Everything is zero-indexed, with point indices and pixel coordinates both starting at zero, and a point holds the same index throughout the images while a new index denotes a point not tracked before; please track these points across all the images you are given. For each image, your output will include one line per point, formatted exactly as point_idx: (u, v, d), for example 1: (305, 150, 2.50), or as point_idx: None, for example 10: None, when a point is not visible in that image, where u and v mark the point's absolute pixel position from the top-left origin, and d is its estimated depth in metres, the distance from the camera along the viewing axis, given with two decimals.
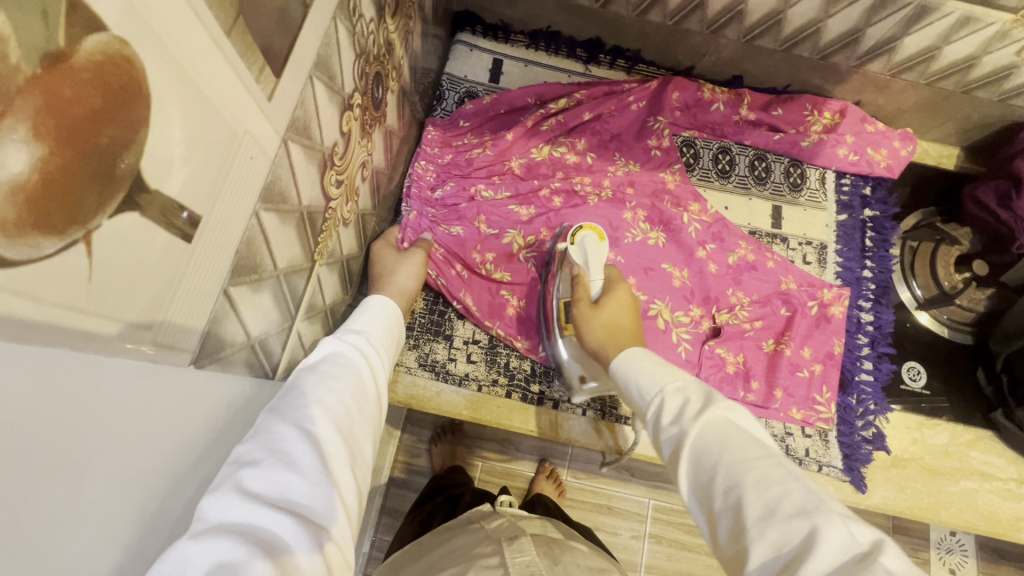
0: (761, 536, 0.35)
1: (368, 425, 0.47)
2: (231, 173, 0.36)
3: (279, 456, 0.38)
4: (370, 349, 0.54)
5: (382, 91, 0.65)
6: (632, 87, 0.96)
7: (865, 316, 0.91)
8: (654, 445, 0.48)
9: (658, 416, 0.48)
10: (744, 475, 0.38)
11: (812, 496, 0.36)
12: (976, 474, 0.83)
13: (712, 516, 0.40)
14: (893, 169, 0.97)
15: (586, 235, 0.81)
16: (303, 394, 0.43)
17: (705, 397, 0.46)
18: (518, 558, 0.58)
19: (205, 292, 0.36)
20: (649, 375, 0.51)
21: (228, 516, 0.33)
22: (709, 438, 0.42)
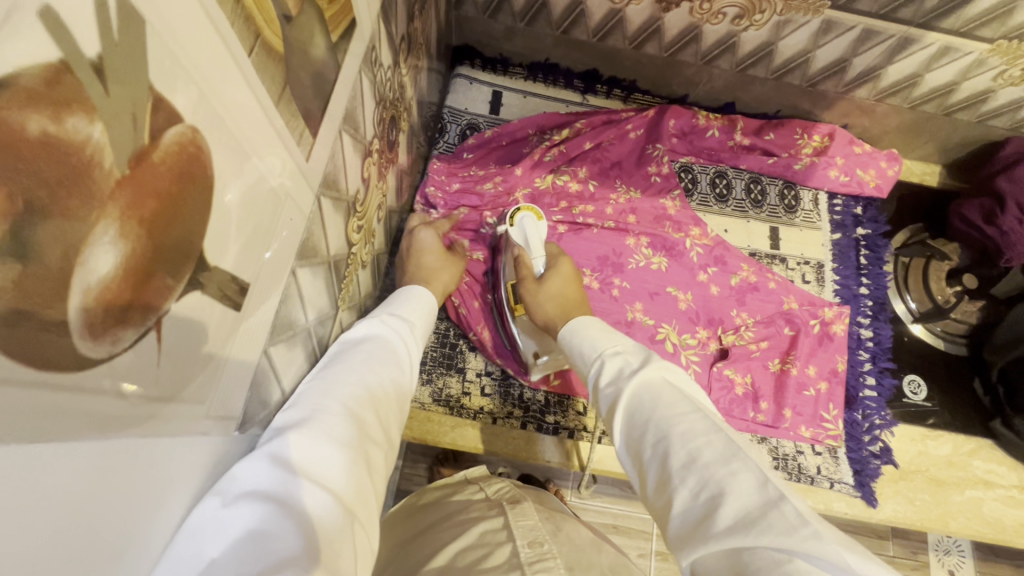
0: (682, 484, 0.38)
1: (393, 413, 0.49)
2: (276, 236, 0.36)
3: (314, 429, 0.40)
4: (405, 342, 0.57)
5: (395, 133, 0.66)
6: (630, 116, 0.99)
7: (866, 332, 0.94)
8: (595, 404, 0.53)
9: (598, 378, 0.54)
10: (670, 428, 0.42)
11: (730, 443, 0.39)
12: (980, 482, 0.86)
13: (648, 475, 0.42)
14: (881, 189, 1.01)
15: (524, 215, 0.83)
16: (339, 375, 0.47)
17: (642, 361, 0.52)
18: (522, 522, 0.61)
19: (250, 358, 0.36)
20: (593, 345, 0.58)
21: (266, 480, 0.35)
22: (644, 400, 0.47)
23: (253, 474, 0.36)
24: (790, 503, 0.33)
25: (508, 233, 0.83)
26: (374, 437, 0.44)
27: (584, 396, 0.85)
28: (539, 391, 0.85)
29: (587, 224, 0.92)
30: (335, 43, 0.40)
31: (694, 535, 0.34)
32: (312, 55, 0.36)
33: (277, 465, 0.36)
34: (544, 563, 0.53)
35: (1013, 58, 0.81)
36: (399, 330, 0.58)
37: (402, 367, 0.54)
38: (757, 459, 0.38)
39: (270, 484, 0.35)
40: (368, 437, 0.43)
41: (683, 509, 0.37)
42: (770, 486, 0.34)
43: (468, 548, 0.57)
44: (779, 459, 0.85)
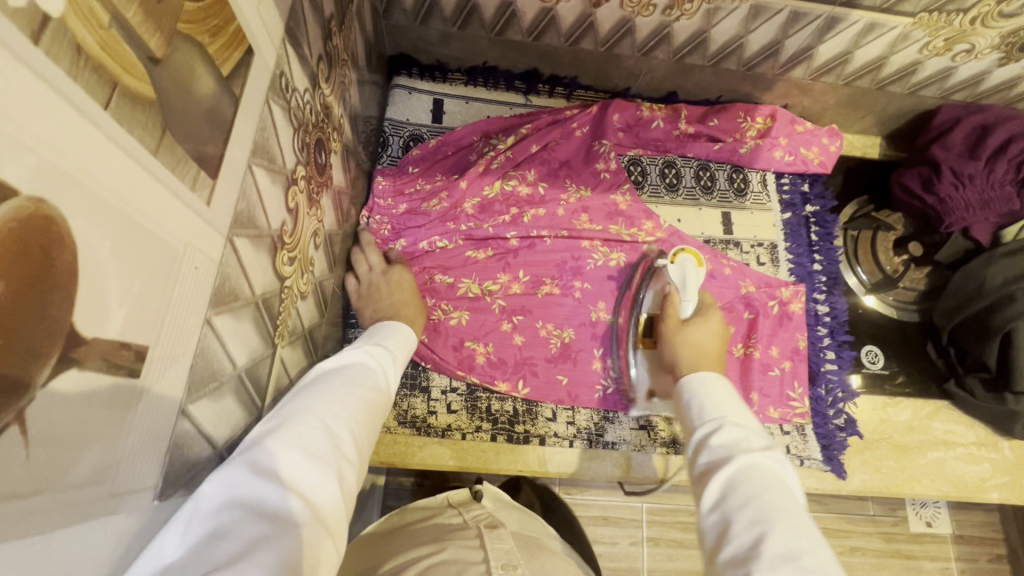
0: (771, 569, 0.40)
1: (372, 434, 0.50)
2: (177, 290, 0.34)
3: (296, 438, 0.41)
4: (390, 368, 0.58)
5: (325, 156, 0.63)
6: (574, 114, 0.98)
7: (822, 307, 0.95)
8: (693, 454, 0.55)
9: (709, 436, 0.55)
10: (774, 518, 0.44)
11: (833, 564, 0.41)
12: (941, 443, 0.90)
13: (729, 545, 0.44)
14: (826, 165, 1.02)
15: (684, 258, 0.90)
16: (323, 388, 0.48)
17: (764, 447, 0.52)
18: (497, 546, 0.58)
19: (160, 423, 0.34)
20: (718, 405, 0.59)
21: (240, 489, 0.36)
22: (754, 474, 0.49)
23: (231, 479, 0.36)
24: None
25: (666, 267, 0.90)
26: (352, 453, 0.44)
27: (553, 401, 0.84)
28: (507, 401, 0.84)
29: (540, 231, 0.90)
30: (228, 77, 0.38)
31: None
32: (198, 93, 0.34)
33: (257, 472, 0.37)
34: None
35: (935, 30, 0.83)
36: (384, 353, 0.59)
37: (385, 392, 0.55)
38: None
39: (247, 491, 0.36)
40: (345, 453, 0.44)
41: None
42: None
43: (440, 564, 0.53)
44: None
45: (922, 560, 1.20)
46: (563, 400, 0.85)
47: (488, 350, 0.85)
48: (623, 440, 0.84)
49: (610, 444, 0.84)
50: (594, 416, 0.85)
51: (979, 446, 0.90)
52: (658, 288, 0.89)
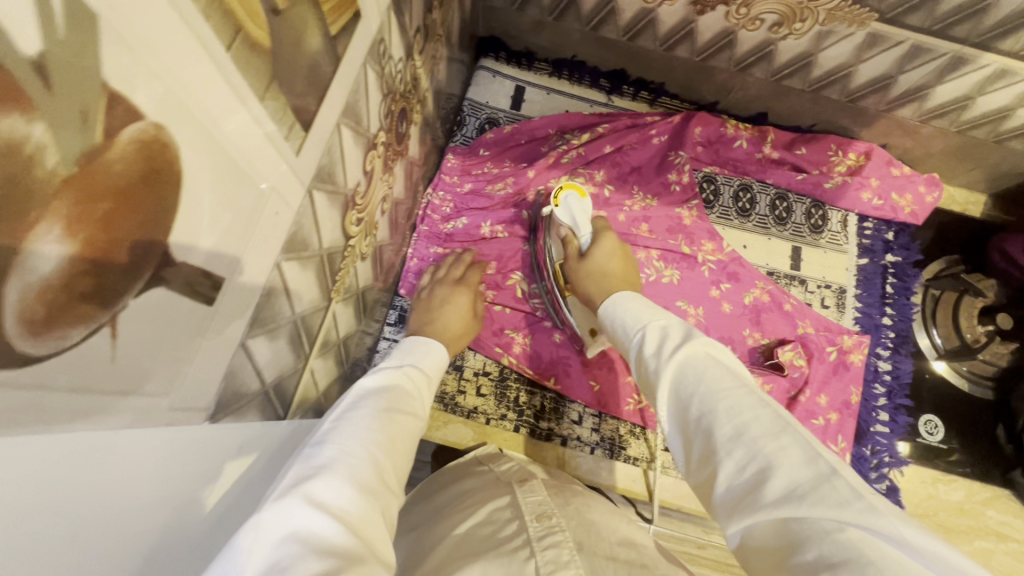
0: (730, 456, 0.37)
1: (406, 463, 0.50)
2: (257, 229, 0.36)
3: (344, 472, 0.41)
4: (420, 393, 0.59)
5: (406, 125, 0.65)
6: (655, 120, 0.95)
7: (884, 364, 0.88)
8: (638, 377, 0.50)
9: (641, 349, 0.50)
10: (717, 403, 0.40)
11: (778, 419, 0.37)
12: (993, 534, 0.83)
13: (691, 446, 0.41)
14: (918, 215, 0.95)
15: (566, 195, 0.78)
16: (359, 420, 0.48)
17: (686, 336, 0.47)
18: (531, 500, 0.55)
19: (221, 352, 0.36)
20: (636, 316, 0.54)
21: (296, 521, 0.35)
22: (688, 374, 0.43)
23: (282, 511, 0.35)
24: (841, 477, 0.33)
25: (552, 213, 0.79)
26: (393, 488, 0.44)
27: (583, 403, 0.84)
28: (536, 395, 0.84)
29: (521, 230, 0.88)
30: (335, 37, 0.39)
31: (743, 506, 0.35)
32: (307, 48, 0.35)
33: (310, 504, 0.36)
34: (552, 537, 0.46)
35: None
36: (412, 379, 0.60)
37: (417, 419, 0.56)
38: (806, 435, 0.36)
39: (303, 521, 0.35)
40: (388, 488, 0.44)
41: (733, 482, 0.36)
42: (821, 461, 0.33)
43: (474, 529, 0.51)
44: None
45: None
46: (592, 405, 0.84)
47: (525, 342, 0.85)
48: (645, 457, 0.83)
49: (631, 459, 0.82)
50: (620, 428, 0.84)
51: None
52: (556, 235, 0.80)
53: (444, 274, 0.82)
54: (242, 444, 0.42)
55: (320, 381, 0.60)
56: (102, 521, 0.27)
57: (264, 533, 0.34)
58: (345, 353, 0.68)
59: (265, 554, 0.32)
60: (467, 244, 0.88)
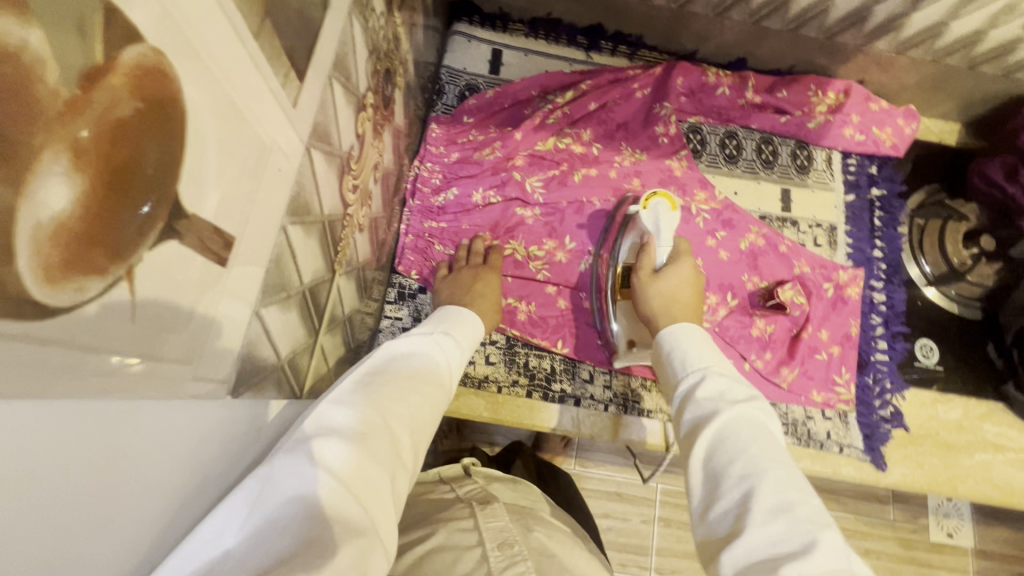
0: (764, 523, 0.41)
1: (433, 431, 0.48)
2: (261, 186, 0.33)
3: (355, 435, 0.39)
4: (451, 361, 0.56)
5: (391, 88, 0.62)
6: (637, 74, 0.94)
7: (878, 295, 0.90)
8: (679, 409, 0.55)
9: (695, 388, 0.55)
10: (766, 471, 0.44)
11: (820, 510, 0.42)
12: (990, 446, 0.87)
13: (717, 499, 0.45)
14: (899, 147, 0.96)
15: (657, 202, 0.79)
16: (386, 379, 0.45)
17: (749, 396, 0.52)
18: (492, 524, 0.56)
19: (238, 322, 0.34)
20: (698, 355, 0.59)
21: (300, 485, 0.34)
22: (741, 430, 0.48)
23: (290, 466, 0.35)
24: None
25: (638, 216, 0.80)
26: (408, 458, 0.42)
27: (592, 362, 0.84)
28: (546, 358, 0.84)
29: (518, 195, 0.86)
30: None
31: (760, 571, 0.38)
32: None
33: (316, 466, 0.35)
34: (517, 568, 0.50)
35: None
36: (448, 346, 0.58)
37: (445, 386, 0.52)
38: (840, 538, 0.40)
39: (308, 485, 0.34)
40: (401, 458, 0.41)
41: (757, 546, 0.40)
42: (850, 566, 0.38)
43: (435, 552, 0.52)
44: (789, 425, 0.83)
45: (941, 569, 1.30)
46: (602, 364, 0.84)
47: (530, 309, 0.85)
48: (658, 408, 0.83)
49: (646, 412, 0.83)
50: (631, 383, 0.84)
51: None
52: (636, 236, 0.81)
53: (462, 264, 0.81)
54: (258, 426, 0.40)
55: (330, 358, 0.58)
56: (123, 493, 0.25)
57: (272, 487, 0.34)
58: (350, 331, 0.66)
59: (266, 511, 0.33)
60: (460, 214, 0.85)
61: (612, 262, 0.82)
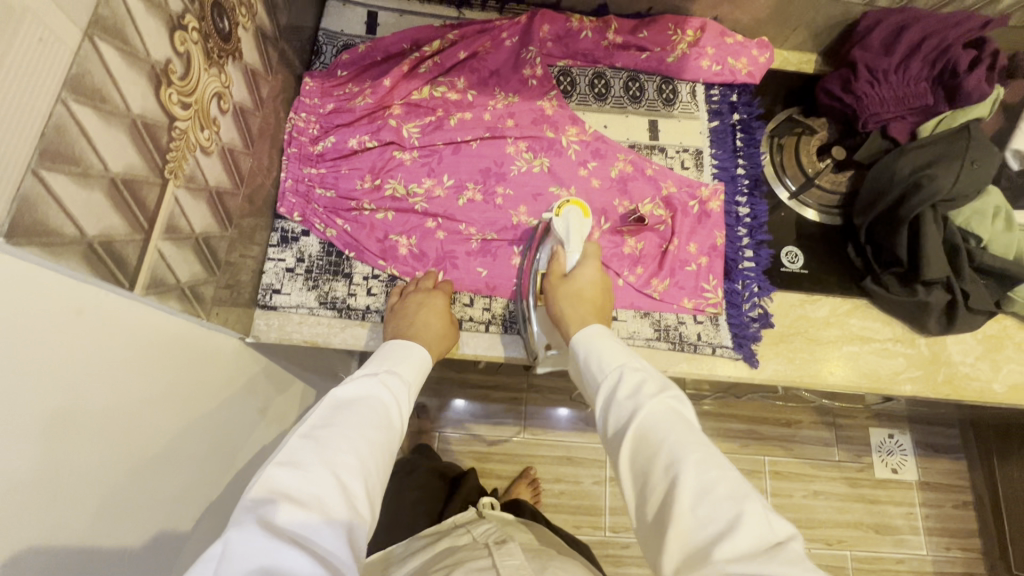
0: (695, 511, 0.50)
1: (387, 471, 0.57)
2: (17, 50, 0.38)
3: (304, 498, 0.47)
4: (402, 400, 0.64)
5: (228, 24, 0.67)
6: (503, 23, 1.00)
7: (742, 209, 0.96)
8: (605, 412, 0.63)
9: (615, 390, 0.63)
10: (686, 455, 0.53)
11: (740, 484, 0.52)
12: (857, 338, 0.93)
13: (652, 493, 0.54)
14: (754, 75, 1.03)
15: (570, 210, 0.86)
16: (332, 436, 0.54)
17: (662, 387, 0.61)
18: (508, 561, 0.67)
19: (5, 170, 0.38)
20: (611, 355, 0.66)
21: (257, 553, 0.42)
22: (658, 423, 0.57)
23: (246, 542, 0.43)
24: (787, 545, 0.48)
25: (552, 221, 0.87)
26: (362, 507, 0.51)
27: (471, 289, 0.88)
28: None
29: (394, 138, 0.91)
30: None
31: (700, 557, 0.48)
32: None
33: (271, 536, 0.43)
34: None
35: None
36: (398, 386, 0.65)
37: (396, 426, 0.61)
38: (755, 502, 0.50)
39: (267, 556, 0.42)
40: (356, 508, 0.50)
41: (693, 531, 0.49)
42: (774, 530, 0.49)
43: None
44: (661, 331, 0.89)
45: (885, 504, 1.46)
46: (482, 290, 0.88)
47: (411, 243, 0.89)
48: None
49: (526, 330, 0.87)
50: (510, 305, 0.88)
51: (894, 342, 0.94)
52: (552, 244, 0.88)
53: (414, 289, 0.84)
54: (80, 308, 0.47)
55: (179, 271, 0.62)
56: None
57: (236, 559, 0.42)
58: (212, 257, 0.69)
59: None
60: (340, 160, 0.90)
61: (534, 268, 0.87)
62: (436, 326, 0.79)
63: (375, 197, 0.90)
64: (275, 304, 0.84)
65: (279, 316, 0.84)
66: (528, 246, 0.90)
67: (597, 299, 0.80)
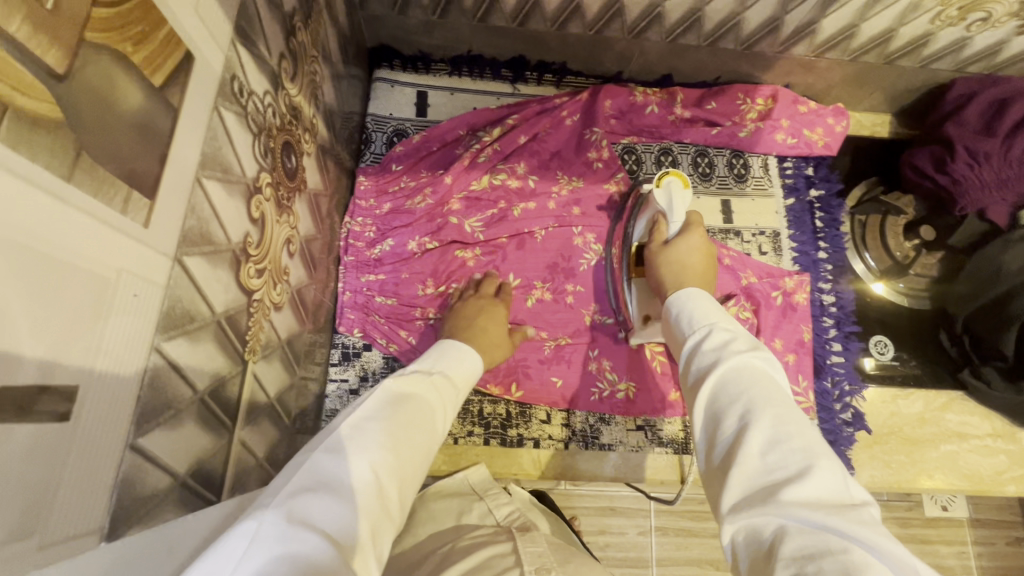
0: (761, 454, 0.40)
1: (420, 472, 0.47)
2: (110, 324, 0.32)
3: (336, 485, 0.38)
4: (447, 405, 0.56)
5: (295, 159, 0.60)
6: (564, 101, 0.93)
7: (827, 297, 0.90)
8: (687, 365, 0.53)
9: (700, 343, 0.53)
10: (763, 406, 0.43)
11: (820, 440, 0.41)
12: (955, 436, 0.87)
13: (718, 438, 0.44)
14: (831, 146, 0.97)
15: (670, 180, 0.78)
16: (374, 422, 0.45)
17: (753, 347, 0.49)
18: (530, 549, 0.50)
19: (102, 471, 0.32)
20: (704, 312, 0.57)
21: (275, 534, 0.32)
22: (741, 374, 0.46)
23: (270, 522, 0.33)
24: (865, 510, 0.36)
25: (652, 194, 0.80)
26: (393, 506, 0.41)
27: (547, 402, 0.83)
28: (500, 404, 0.82)
29: (458, 239, 0.85)
30: (162, 88, 0.35)
31: (756, 501, 0.38)
32: (120, 108, 0.31)
33: (295, 520, 0.33)
34: None
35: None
36: (444, 386, 0.57)
37: (437, 429, 0.52)
38: (846, 474, 0.39)
39: (290, 537, 0.32)
40: (386, 506, 0.40)
41: (754, 473, 0.40)
42: (850, 493, 0.38)
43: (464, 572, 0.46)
44: None
45: (937, 544, 1.34)
46: (558, 403, 0.83)
47: None
48: (619, 440, 0.82)
49: (607, 445, 0.82)
50: (589, 418, 0.83)
51: (994, 438, 0.88)
52: (649, 216, 0.81)
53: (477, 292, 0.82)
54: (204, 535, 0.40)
55: (258, 446, 0.56)
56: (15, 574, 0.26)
57: (256, 541, 0.32)
58: (285, 410, 0.64)
59: (247, 568, 0.30)
60: (399, 264, 0.84)
61: (630, 239, 0.84)
62: (495, 335, 0.76)
63: (440, 305, 0.83)
64: None
65: None
66: (620, 215, 0.89)
67: (704, 269, 0.71)
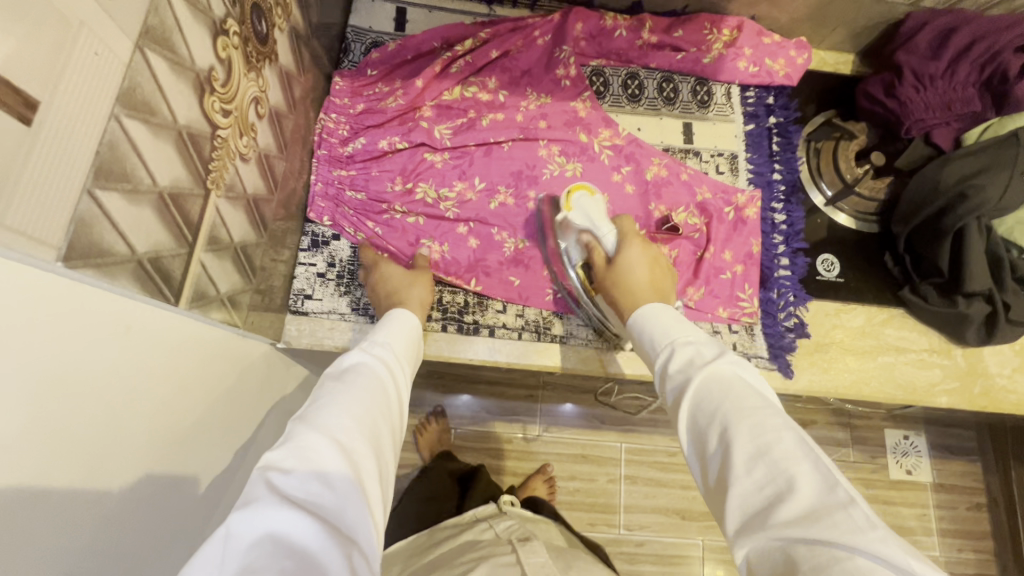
0: (749, 474, 0.44)
1: (388, 433, 0.51)
2: (72, 68, 0.36)
3: (301, 463, 0.41)
4: (394, 369, 0.59)
5: (266, 26, 0.65)
6: (537, 21, 0.97)
7: (779, 216, 0.95)
8: (661, 387, 0.58)
9: (668, 364, 0.58)
10: (738, 420, 0.47)
11: (801, 443, 0.44)
12: (893, 349, 0.91)
13: (708, 458, 0.48)
14: (792, 77, 1.01)
15: (578, 197, 0.85)
16: (325, 406, 0.48)
17: (718, 353, 0.55)
18: (532, 554, 0.66)
19: (62, 197, 0.37)
20: (663, 332, 0.62)
21: (259, 521, 0.36)
22: (713, 389, 0.51)
23: (247, 511, 0.36)
24: (856, 506, 0.38)
25: (568, 218, 0.84)
26: (366, 465, 0.45)
27: (503, 295, 0.87)
28: (459, 293, 0.87)
29: (426, 139, 0.89)
30: None
31: (755, 524, 0.41)
32: None
33: (276, 501, 0.37)
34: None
35: None
36: (383, 355, 0.60)
37: (389, 391, 0.55)
38: (823, 463, 0.43)
39: (273, 520, 0.36)
40: (360, 469, 0.44)
41: (746, 497, 0.43)
42: (838, 491, 0.40)
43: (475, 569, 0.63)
44: None
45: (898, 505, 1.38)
46: (515, 297, 0.87)
47: (442, 250, 0.88)
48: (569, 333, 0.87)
49: (556, 337, 0.87)
50: (543, 311, 0.88)
51: (930, 352, 0.91)
52: (574, 237, 0.84)
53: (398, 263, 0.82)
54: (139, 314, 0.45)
55: (219, 281, 0.61)
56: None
57: (234, 535, 0.35)
58: (248, 264, 0.68)
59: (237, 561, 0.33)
60: (370, 161, 0.89)
61: (568, 263, 0.85)
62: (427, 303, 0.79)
63: (408, 202, 0.88)
64: (306, 309, 0.83)
65: (310, 321, 0.83)
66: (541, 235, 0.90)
67: (651, 270, 0.76)
